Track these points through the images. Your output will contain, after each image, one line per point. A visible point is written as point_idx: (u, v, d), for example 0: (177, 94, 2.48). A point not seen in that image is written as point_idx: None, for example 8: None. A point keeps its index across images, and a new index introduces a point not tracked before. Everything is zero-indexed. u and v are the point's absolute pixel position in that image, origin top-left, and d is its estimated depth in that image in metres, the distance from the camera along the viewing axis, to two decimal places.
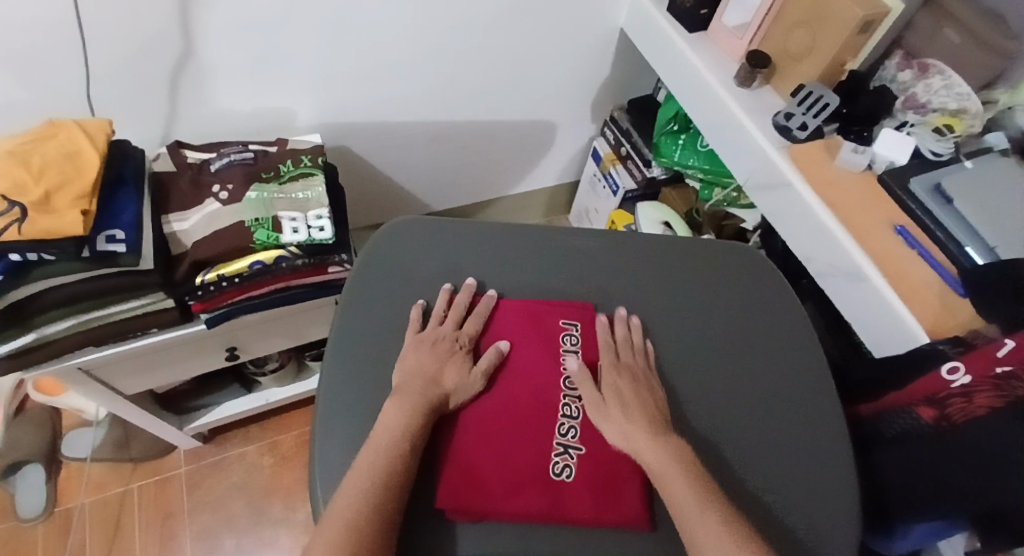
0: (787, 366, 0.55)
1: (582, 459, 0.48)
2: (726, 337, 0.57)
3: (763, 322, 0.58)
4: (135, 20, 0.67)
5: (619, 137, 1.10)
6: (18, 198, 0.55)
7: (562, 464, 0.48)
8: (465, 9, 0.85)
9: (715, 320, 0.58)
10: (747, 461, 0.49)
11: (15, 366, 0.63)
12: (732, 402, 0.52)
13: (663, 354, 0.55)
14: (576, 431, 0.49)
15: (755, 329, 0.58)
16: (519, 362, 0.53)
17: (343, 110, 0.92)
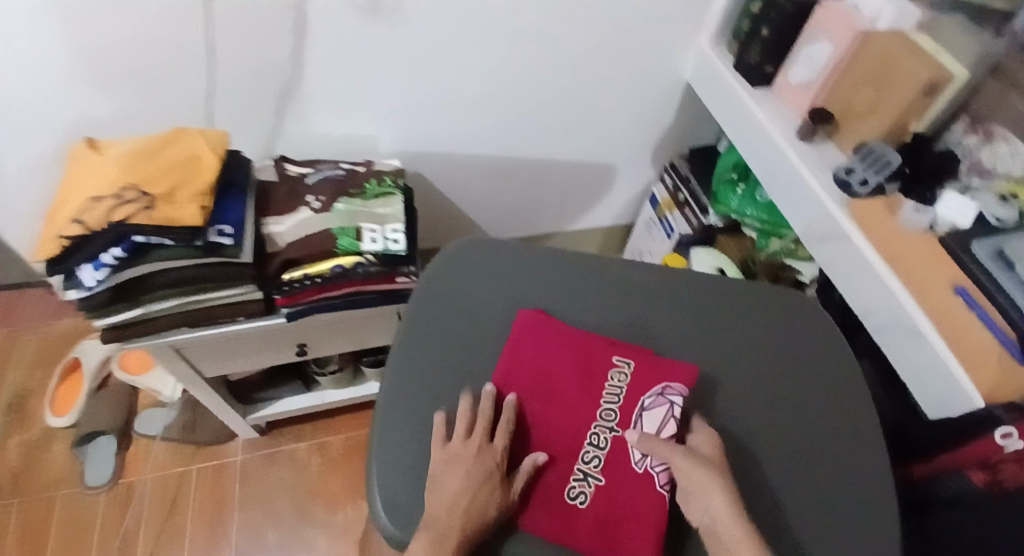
0: (835, 426, 0.56)
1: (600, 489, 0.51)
2: (776, 390, 0.58)
3: (820, 380, 0.59)
4: (257, 46, 0.78)
5: (678, 183, 1.14)
6: (148, 189, 0.64)
7: (578, 490, 0.51)
8: (540, 56, 0.92)
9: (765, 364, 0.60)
10: (780, 510, 0.50)
11: (119, 337, 0.71)
12: (774, 454, 0.54)
13: (716, 398, 0.57)
14: (600, 461, 0.52)
15: (809, 387, 0.58)
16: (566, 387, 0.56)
17: (422, 139, 1.01)
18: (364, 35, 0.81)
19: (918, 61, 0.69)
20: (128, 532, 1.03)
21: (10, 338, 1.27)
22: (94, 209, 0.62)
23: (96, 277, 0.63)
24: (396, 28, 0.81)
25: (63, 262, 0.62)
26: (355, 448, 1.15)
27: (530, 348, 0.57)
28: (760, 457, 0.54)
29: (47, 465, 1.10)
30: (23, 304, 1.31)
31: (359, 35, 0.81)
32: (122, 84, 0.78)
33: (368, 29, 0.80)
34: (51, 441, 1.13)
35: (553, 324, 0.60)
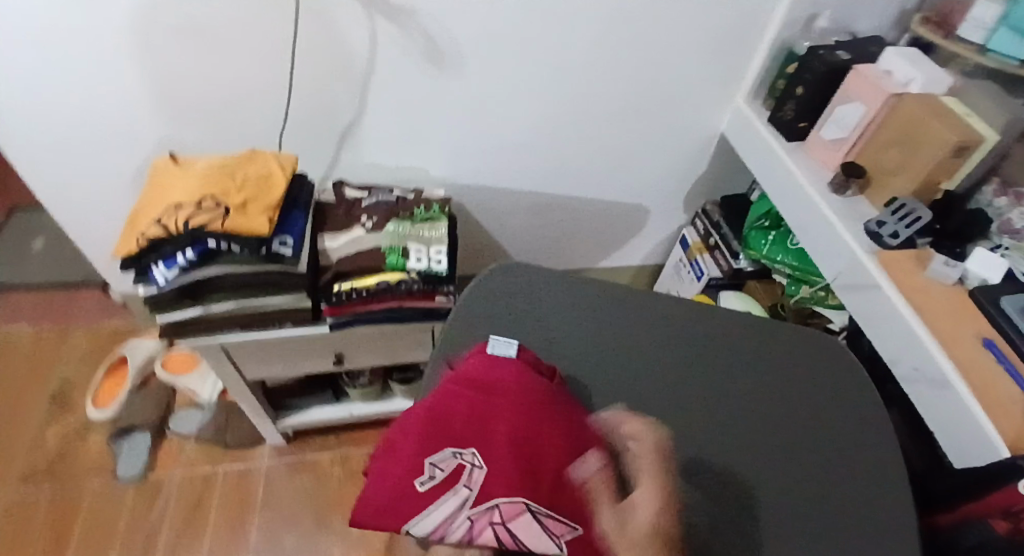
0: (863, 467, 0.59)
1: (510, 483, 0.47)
2: (804, 428, 0.61)
3: (849, 422, 0.62)
4: (329, 80, 0.87)
5: (709, 228, 1.17)
6: (224, 200, 0.70)
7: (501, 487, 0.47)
8: (585, 102, 0.98)
9: (766, 394, 0.64)
10: (812, 543, 0.53)
11: (177, 334, 0.77)
12: (802, 489, 0.56)
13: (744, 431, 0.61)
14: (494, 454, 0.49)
15: (837, 427, 0.61)
16: (511, 416, 0.52)
17: (467, 173, 1.07)
18: (426, 77, 0.89)
19: (949, 123, 0.73)
20: (152, 528, 1.06)
21: (65, 331, 1.35)
22: (174, 216, 0.69)
23: (166, 276, 0.69)
24: (455, 72, 0.89)
25: (140, 259, 0.69)
26: None
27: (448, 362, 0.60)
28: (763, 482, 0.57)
29: (83, 455, 1.15)
30: (81, 301, 1.40)
31: (421, 76, 0.89)
32: (212, 104, 0.88)
33: (430, 71, 0.88)
34: (89, 432, 1.18)
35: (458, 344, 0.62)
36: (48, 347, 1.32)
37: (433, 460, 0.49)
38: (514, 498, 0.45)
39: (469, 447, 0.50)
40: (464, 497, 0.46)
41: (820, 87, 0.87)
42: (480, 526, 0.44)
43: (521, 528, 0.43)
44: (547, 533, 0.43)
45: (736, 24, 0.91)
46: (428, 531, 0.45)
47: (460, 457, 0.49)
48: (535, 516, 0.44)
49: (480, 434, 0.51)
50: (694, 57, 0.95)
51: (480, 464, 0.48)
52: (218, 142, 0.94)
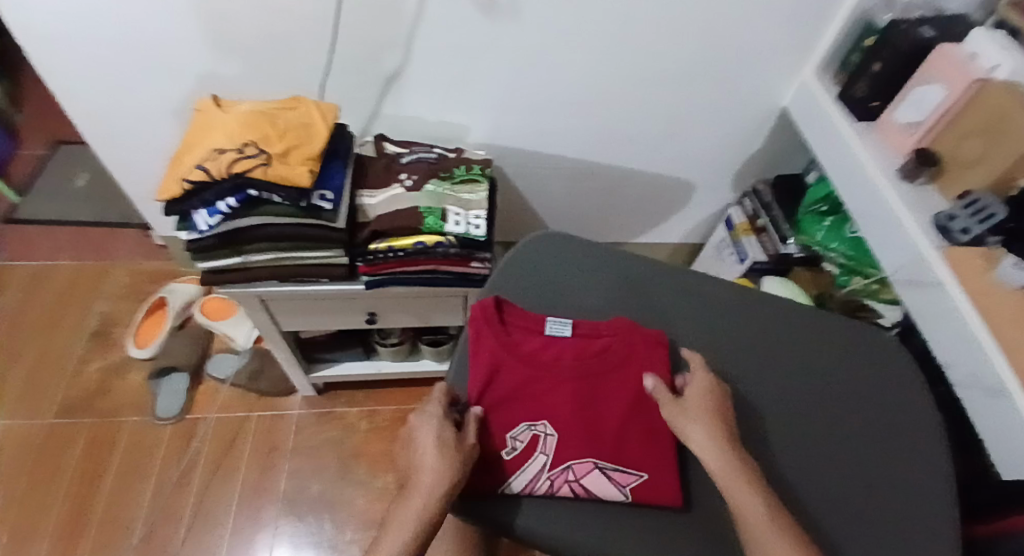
0: (905, 455, 0.60)
1: (558, 441, 0.58)
2: (843, 417, 0.63)
3: (889, 412, 0.63)
4: (377, 29, 0.85)
5: (758, 208, 1.13)
6: (266, 148, 0.68)
7: (549, 446, 0.58)
8: (640, 66, 0.94)
9: (800, 387, 0.65)
10: (857, 518, 0.56)
11: (215, 281, 0.77)
12: (845, 471, 0.59)
13: (783, 417, 0.62)
14: (548, 426, 0.59)
15: (877, 417, 0.63)
16: (569, 384, 0.62)
17: (509, 134, 1.04)
18: (475, 30, 0.86)
19: None
20: (187, 464, 1.12)
21: (108, 268, 1.40)
22: (217, 160, 0.67)
23: (208, 223, 0.69)
24: (505, 27, 0.85)
25: (182, 204, 0.68)
26: (401, 421, 1.19)
27: (492, 329, 0.64)
28: (804, 466, 0.59)
29: (122, 389, 1.21)
30: (122, 240, 1.45)
31: (470, 29, 0.85)
32: (258, 51, 0.87)
33: (480, 25, 0.85)
34: (128, 368, 1.23)
35: (499, 310, 0.65)
36: (93, 284, 1.37)
37: (514, 434, 0.58)
38: (584, 459, 0.57)
39: (538, 418, 0.60)
40: (543, 461, 0.57)
41: (899, 64, 0.80)
42: (560, 484, 0.56)
43: (593, 482, 0.56)
44: (613, 483, 0.56)
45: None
46: (521, 489, 0.56)
47: (534, 430, 0.59)
48: (603, 472, 0.56)
49: (548, 406, 0.60)
50: (759, 25, 0.89)
51: (550, 432, 0.59)
52: (260, 89, 0.93)
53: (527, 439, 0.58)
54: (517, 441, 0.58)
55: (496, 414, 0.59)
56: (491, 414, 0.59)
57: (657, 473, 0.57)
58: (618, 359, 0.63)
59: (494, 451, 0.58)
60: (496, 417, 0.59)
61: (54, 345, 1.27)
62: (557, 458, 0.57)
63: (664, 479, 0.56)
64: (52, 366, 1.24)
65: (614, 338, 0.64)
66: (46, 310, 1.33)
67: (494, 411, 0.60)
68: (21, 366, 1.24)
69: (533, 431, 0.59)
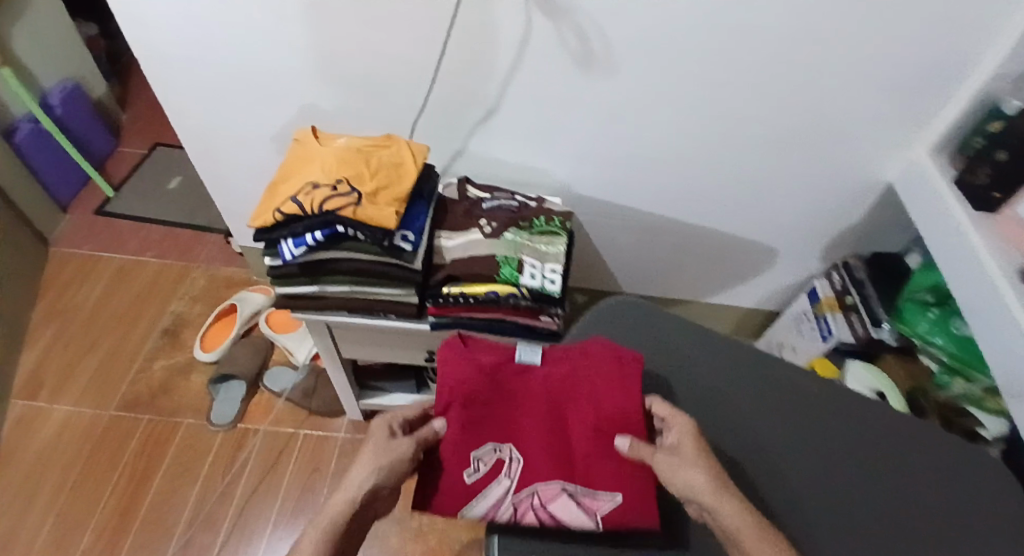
0: None
1: (523, 462, 0.60)
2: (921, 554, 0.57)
3: None
4: (473, 74, 0.86)
5: (849, 285, 1.07)
6: (357, 186, 0.69)
7: (511, 467, 0.59)
8: (735, 128, 0.90)
9: (874, 508, 0.60)
10: None
11: (290, 306, 0.79)
12: None
13: (848, 538, 0.58)
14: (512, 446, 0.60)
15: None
16: (539, 407, 0.63)
17: (589, 184, 1.03)
18: (570, 81, 0.85)
19: None
20: (233, 474, 1.14)
21: (186, 270, 1.47)
22: (310, 194, 0.67)
23: (293, 252, 0.69)
24: (600, 81, 0.85)
25: (271, 232, 0.69)
26: None
27: (459, 353, 0.64)
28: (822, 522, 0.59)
29: (183, 390, 1.25)
30: (203, 244, 1.52)
31: (565, 80, 0.85)
32: (357, 86, 0.90)
33: (576, 78, 0.85)
34: (191, 370, 1.28)
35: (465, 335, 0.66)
36: (171, 283, 1.44)
37: (477, 456, 0.59)
38: (552, 485, 0.58)
39: (505, 442, 0.61)
40: (508, 486, 0.59)
41: None
42: (525, 510, 0.58)
43: (560, 507, 0.58)
44: (582, 508, 0.58)
45: (931, 67, 0.79)
46: (483, 514, 0.57)
47: (500, 452, 0.60)
48: (571, 497, 0.58)
49: (517, 430, 0.61)
50: (867, 98, 0.84)
51: (516, 456, 0.60)
52: (354, 120, 0.96)
53: (489, 461, 0.59)
54: (480, 460, 0.59)
55: (462, 435, 0.59)
56: (455, 437, 0.59)
57: (626, 495, 0.58)
58: (586, 383, 0.63)
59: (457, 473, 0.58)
60: (461, 438, 0.59)
61: (129, 339, 1.34)
62: (527, 477, 0.59)
63: (634, 501, 0.57)
64: (123, 359, 1.30)
65: (581, 365, 0.64)
66: (126, 304, 1.40)
67: (461, 431, 0.60)
68: (94, 356, 1.31)
69: (495, 450, 0.60)
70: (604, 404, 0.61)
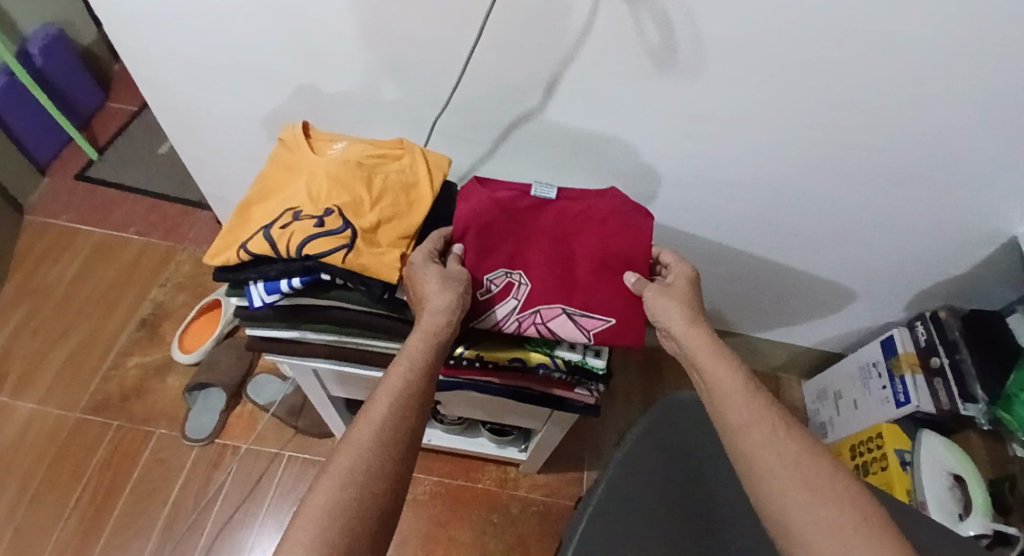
0: None
1: (530, 289, 0.58)
2: None
3: None
4: (512, 67, 0.67)
5: (937, 342, 0.90)
6: (352, 219, 0.52)
7: (516, 286, 0.58)
8: (836, 154, 0.72)
9: None
10: None
11: (265, 348, 0.63)
12: None
13: None
14: (521, 273, 0.58)
15: None
16: (550, 230, 0.59)
17: (640, 202, 0.86)
18: (638, 83, 0.67)
19: None
20: (207, 497, 1.02)
21: (170, 251, 1.32)
22: (289, 228, 0.51)
23: (264, 299, 0.54)
24: (677, 85, 0.66)
25: (238, 272, 0.53)
26: (443, 497, 1.04)
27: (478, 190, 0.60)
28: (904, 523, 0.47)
29: (159, 395, 1.12)
30: (191, 222, 1.36)
31: (631, 81, 0.67)
32: (364, 68, 0.72)
33: (646, 79, 0.66)
34: (169, 371, 1.14)
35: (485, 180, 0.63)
36: (152, 265, 1.30)
37: (489, 278, 0.57)
38: (553, 305, 0.57)
39: (515, 267, 0.58)
40: (514, 305, 0.57)
41: None
42: (527, 325, 0.57)
43: (559, 325, 0.57)
44: (579, 328, 0.57)
45: None
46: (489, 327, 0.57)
47: (510, 277, 0.58)
48: (569, 317, 0.57)
49: (525, 256, 0.59)
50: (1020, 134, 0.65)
51: (524, 281, 0.58)
52: (361, 107, 0.78)
53: (500, 285, 0.57)
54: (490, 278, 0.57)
55: (479, 249, 0.57)
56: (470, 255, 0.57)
57: (624, 319, 0.57)
58: (601, 214, 0.60)
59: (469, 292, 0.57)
60: (478, 254, 0.57)
61: (102, 328, 1.20)
62: (535, 288, 0.57)
63: (631, 322, 0.57)
64: (94, 351, 1.17)
65: (592, 199, 0.61)
66: (101, 286, 1.26)
67: (478, 247, 0.57)
68: (64, 344, 1.18)
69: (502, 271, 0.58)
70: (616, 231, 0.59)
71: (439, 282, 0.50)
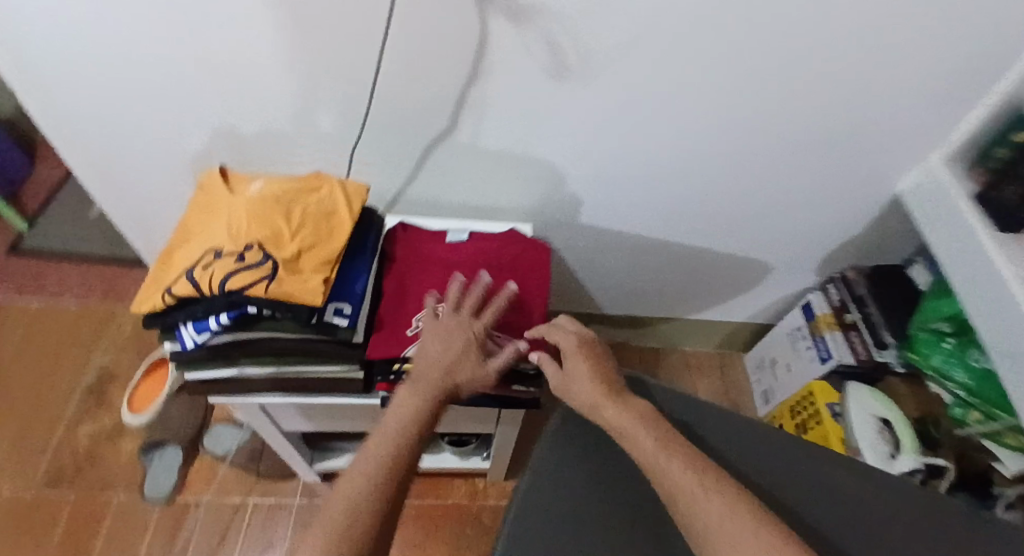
0: None
1: None
2: None
3: None
4: (424, 89, 0.72)
5: (848, 301, 0.97)
6: (273, 252, 0.55)
7: None
8: (730, 143, 0.80)
9: None
10: None
11: (205, 391, 0.64)
12: None
13: None
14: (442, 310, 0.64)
15: None
16: (470, 269, 0.69)
17: (566, 205, 0.91)
18: (550, 96, 0.72)
19: None
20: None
21: (111, 311, 1.28)
22: (211, 267, 0.54)
23: (195, 339, 0.55)
24: (583, 94, 0.72)
25: (165, 316, 0.55)
26: (414, 519, 1.05)
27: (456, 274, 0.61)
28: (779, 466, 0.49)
29: (111, 460, 1.08)
30: (131, 280, 1.33)
31: (544, 95, 0.72)
32: (283, 104, 0.74)
33: (556, 92, 0.72)
34: (121, 433, 1.11)
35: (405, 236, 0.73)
36: (92, 329, 1.26)
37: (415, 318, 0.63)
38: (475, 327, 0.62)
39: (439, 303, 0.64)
40: None
41: None
42: None
43: (483, 346, 0.61)
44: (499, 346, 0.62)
45: (960, 69, 0.70)
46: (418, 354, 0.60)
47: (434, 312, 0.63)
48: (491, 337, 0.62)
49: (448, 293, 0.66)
50: (883, 105, 0.75)
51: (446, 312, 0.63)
52: (286, 145, 0.81)
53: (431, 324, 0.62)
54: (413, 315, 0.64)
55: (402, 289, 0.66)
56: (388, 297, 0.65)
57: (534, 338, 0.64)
58: (512, 256, 0.71)
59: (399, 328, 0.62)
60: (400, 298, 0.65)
61: (42, 400, 1.15)
62: None
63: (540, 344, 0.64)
64: (38, 424, 1.12)
65: (504, 245, 0.73)
66: (37, 356, 1.21)
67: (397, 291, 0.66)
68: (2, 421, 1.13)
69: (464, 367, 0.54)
70: (528, 272, 0.70)
71: (457, 350, 0.55)
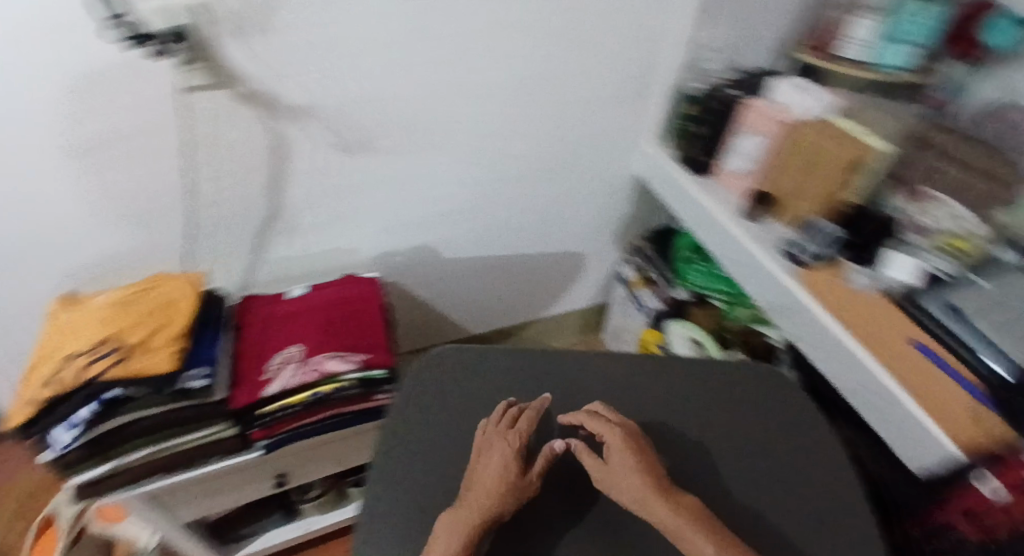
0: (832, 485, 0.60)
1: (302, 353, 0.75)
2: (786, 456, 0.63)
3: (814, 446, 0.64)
4: (235, 189, 0.84)
5: (645, 263, 1.20)
6: (121, 342, 0.65)
7: (285, 359, 0.74)
8: (505, 167, 1.00)
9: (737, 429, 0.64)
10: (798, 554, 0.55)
11: (88, 495, 0.67)
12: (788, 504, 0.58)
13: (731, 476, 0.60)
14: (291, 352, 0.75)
15: (802, 446, 0.64)
16: (310, 312, 0.81)
17: (398, 250, 1.06)
18: (349, 166, 0.89)
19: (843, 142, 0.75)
20: None
21: None
22: (67, 370, 0.63)
23: (63, 437, 0.62)
24: (374, 158, 0.89)
25: (32, 427, 0.62)
26: None
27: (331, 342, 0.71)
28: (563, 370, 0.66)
29: None
30: None
31: (343, 167, 0.88)
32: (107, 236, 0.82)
33: (352, 161, 0.88)
34: None
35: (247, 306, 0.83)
36: None
37: (270, 363, 0.73)
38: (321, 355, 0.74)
39: (289, 346, 0.76)
40: (293, 367, 0.73)
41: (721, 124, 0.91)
42: (308, 375, 0.72)
43: (331, 365, 0.73)
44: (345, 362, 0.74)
45: (637, 75, 0.97)
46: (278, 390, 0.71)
47: (285, 354, 0.75)
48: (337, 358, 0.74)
49: (294, 336, 0.77)
50: (601, 111, 1.00)
51: (295, 352, 0.75)
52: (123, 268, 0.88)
53: (285, 365, 0.73)
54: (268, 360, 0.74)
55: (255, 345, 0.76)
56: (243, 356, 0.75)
57: (375, 348, 0.77)
58: (345, 291, 0.85)
59: (258, 376, 0.72)
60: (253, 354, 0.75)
61: None
62: (302, 352, 0.75)
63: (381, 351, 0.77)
64: None
65: (337, 285, 0.86)
66: None
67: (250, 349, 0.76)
68: None
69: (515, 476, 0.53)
70: (360, 301, 0.84)
71: (509, 454, 0.54)
